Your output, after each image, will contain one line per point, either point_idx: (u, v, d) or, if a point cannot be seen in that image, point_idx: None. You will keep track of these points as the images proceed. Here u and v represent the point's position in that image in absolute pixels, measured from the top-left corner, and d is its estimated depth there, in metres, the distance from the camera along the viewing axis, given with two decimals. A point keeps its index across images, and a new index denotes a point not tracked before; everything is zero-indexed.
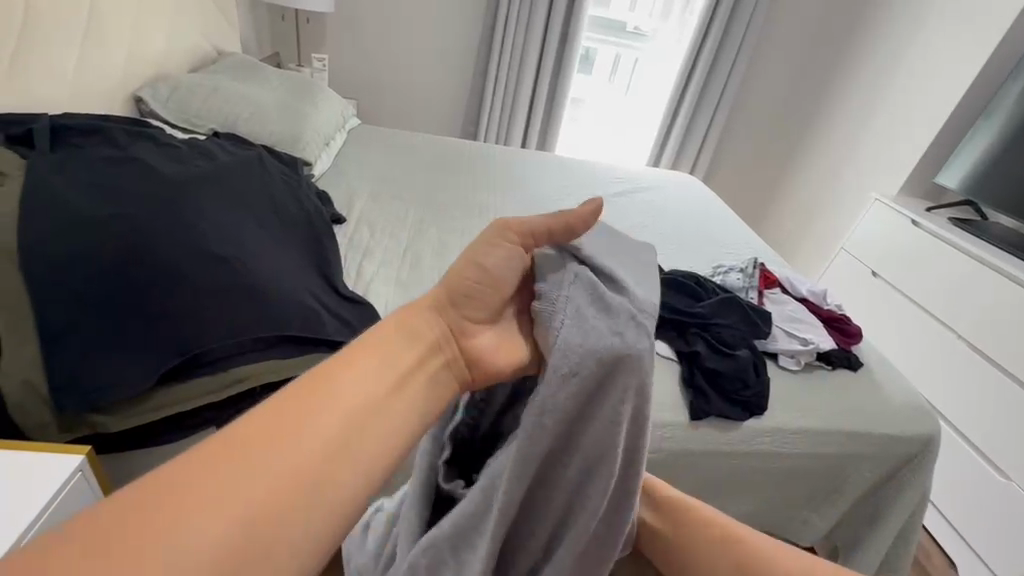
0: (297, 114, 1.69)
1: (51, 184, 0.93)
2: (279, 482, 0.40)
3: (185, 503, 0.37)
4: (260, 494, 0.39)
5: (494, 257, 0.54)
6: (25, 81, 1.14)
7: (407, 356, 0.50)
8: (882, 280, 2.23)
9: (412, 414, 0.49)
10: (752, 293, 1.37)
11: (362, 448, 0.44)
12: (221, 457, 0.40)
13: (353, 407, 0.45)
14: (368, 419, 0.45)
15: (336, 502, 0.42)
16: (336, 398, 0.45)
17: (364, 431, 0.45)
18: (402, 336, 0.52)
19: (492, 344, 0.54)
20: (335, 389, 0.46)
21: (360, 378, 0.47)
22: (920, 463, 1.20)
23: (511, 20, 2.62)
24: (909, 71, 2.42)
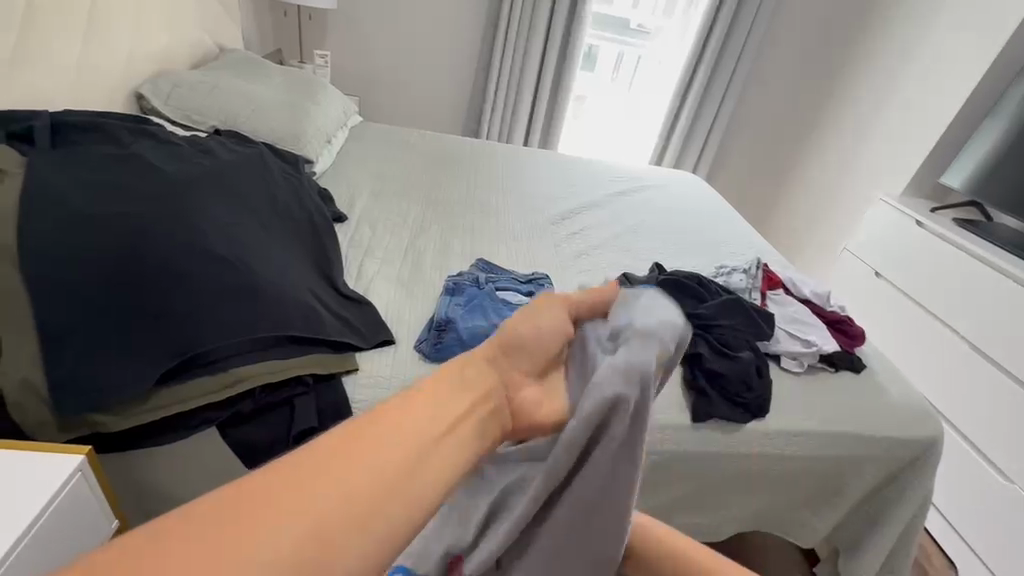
0: (299, 111, 1.68)
1: (53, 182, 0.92)
2: (312, 548, 0.31)
3: (262, 513, 0.31)
4: (321, 528, 0.31)
5: (535, 322, 0.48)
6: (25, 78, 1.13)
7: (468, 404, 0.41)
8: (885, 281, 2.22)
9: (473, 454, 0.40)
10: (755, 295, 1.36)
11: (402, 503, 0.34)
12: (271, 494, 0.32)
13: (393, 459, 0.35)
14: (412, 472, 0.36)
15: (400, 525, 0.34)
16: (426, 417, 0.38)
17: (408, 479, 0.35)
18: (456, 383, 0.42)
19: (532, 321, 0.48)
20: (425, 410, 0.39)
21: (417, 419, 0.38)
22: (922, 466, 1.19)
23: (513, 17, 2.61)
24: (914, 72, 2.40)
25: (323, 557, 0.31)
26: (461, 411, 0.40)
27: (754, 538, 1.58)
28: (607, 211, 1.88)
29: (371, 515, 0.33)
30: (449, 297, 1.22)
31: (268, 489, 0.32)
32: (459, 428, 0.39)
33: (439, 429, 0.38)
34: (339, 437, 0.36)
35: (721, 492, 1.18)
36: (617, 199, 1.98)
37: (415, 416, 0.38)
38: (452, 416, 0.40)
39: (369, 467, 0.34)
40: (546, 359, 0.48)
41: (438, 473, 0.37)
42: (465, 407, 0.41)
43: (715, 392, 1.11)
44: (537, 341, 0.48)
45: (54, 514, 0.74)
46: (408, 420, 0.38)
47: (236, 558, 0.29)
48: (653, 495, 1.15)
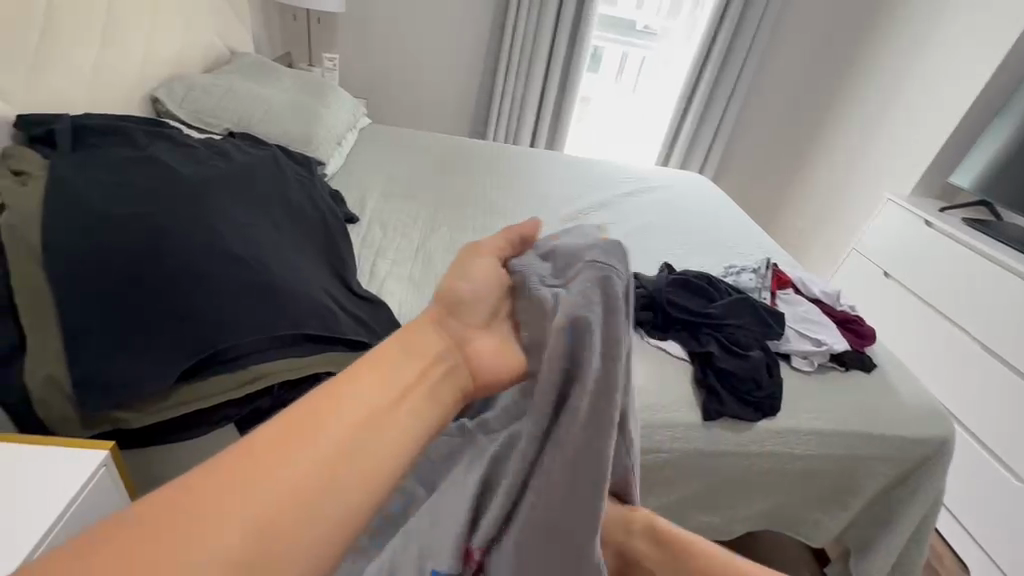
0: (310, 114, 1.70)
1: (75, 184, 0.94)
2: (286, 495, 0.43)
3: (253, 474, 0.44)
4: (295, 485, 0.44)
5: (471, 278, 0.62)
6: (46, 83, 1.15)
7: (412, 374, 0.54)
8: (895, 281, 2.21)
9: (419, 422, 0.53)
10: (765, 294, 1.37)
11: (359, 466, 0.47)
12: (256, 460, 0.45)
13: (351, 431, 0.48)
14: (367, 440, 0.49)
15: (359, 483, 0.47)
16: (369, 388, 0.52)
17: (363, 446, 0.48)
18: (404, 351, 0.56)
19: (471, 280, 0.62)
20: (368, 385, 0.52)
21: (369, 395, 0.51)
22: (933, 465, 1.19)
23: (519, 19, 2.62)
24: (922, 71, 2.39)
25: (299, 503, 0.43)
26: (397, 382, 0.53)
27: (764, 538, 1.58)
28: (614, 211, 1.89)
29: (334, 474, 0.46)
30: None
31: (234, 468, 0.44)
32: (396, 396, 0.52)
33: (381, 396, 0.52)
34: (298, 414, 0.49)
35: (733, 491, 1.19)
36: (625, 199, 1.99)
37: (359, 389, 0.51)
38: (392, 384, 0.53)
39: (323, 432, 0.47)
40: (485, 314, 0.62)
41: (387, 440, 0.50)
42: (398, 378, 0.54)
43: (726, 390, 1.12)
44: (475, 296, 0.62)
45: (79, 507, 0.76)
46: (355, 393, 0.51)
47: (232, 510, 0.41)
48: (665, 494, 1.16)
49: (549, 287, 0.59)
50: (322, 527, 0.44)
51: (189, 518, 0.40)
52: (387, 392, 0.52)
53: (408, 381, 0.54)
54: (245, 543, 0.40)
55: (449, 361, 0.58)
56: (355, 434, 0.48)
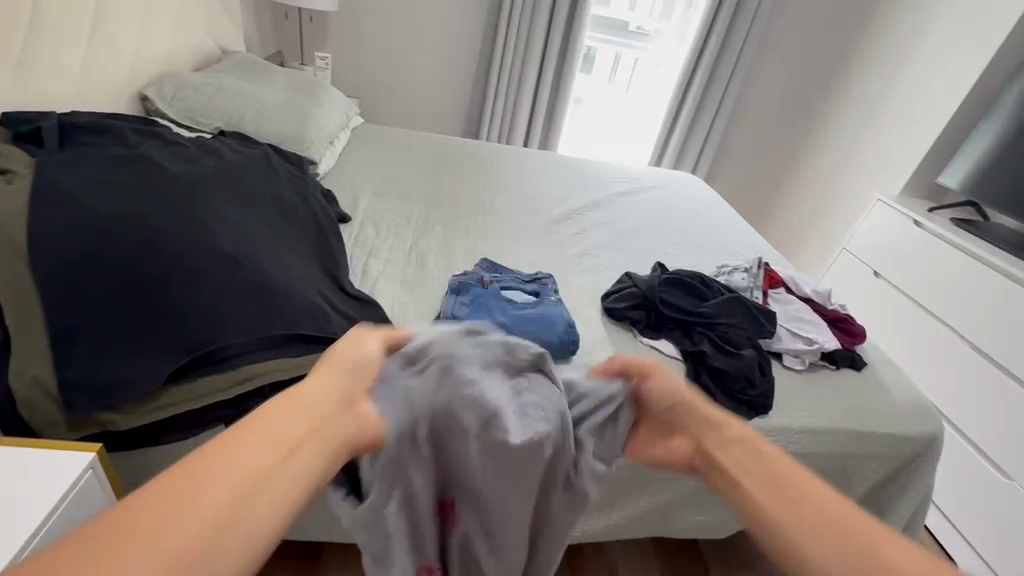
0: (301, 113, 1.69)
1: (62, 182, 0.93)
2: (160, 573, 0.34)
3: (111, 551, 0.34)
4: (163, 559, 0.34)
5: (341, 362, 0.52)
6: (31, 81, 1.14)
7: (310, 420, 0.46)
8: (884, 281, 2.23)
9: (322, 471, 0.44)
10: (757, 293, 1.37)
11: (255, 519, 0.38)
12: (112, 536, 0.34)
13: (244, 479, 0.39)
14: (263, 488, 0.40)
15: (252, 542, 0.38)
16: (275, 424, 0.44)
17: (258, 496, 0.39)
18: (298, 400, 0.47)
19: (347, 354, 0.53)
20: (273, 424, 0.44)
21: (264, 440, 0.42)
22: (923, 463, 1.21)
23: (513, 19, 2.62)
24: (912, 73, 2.42)
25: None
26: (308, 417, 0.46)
27: None
28: (607, 211, 1.89)
29: (222, 536, 0.37)
30: (454, 297, 1.22)
31: (77, 554, 0.33)
32: (308, 432, 0.45)
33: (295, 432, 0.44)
34: (191, 464, 0.39)
35: None
36: (618, 200, 1.99)
37: (265, 424, 0.44)
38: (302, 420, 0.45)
39: (226, 479, 0.39)
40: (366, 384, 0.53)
41: (287, 487, 0.41)
42: (306, 416, 0.46)
43: (719, 389, 1.12)
44: (355, 372, 0.52)
45: (66, 510, 0.75)
46: (263, 429, 0.43)
47: None
48: (659, 493, 1.16)
49: (409, 384, 0.54)
50: None
51: None
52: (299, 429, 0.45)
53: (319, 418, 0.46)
54: None
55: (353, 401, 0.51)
56: (250, 485, 0.39)
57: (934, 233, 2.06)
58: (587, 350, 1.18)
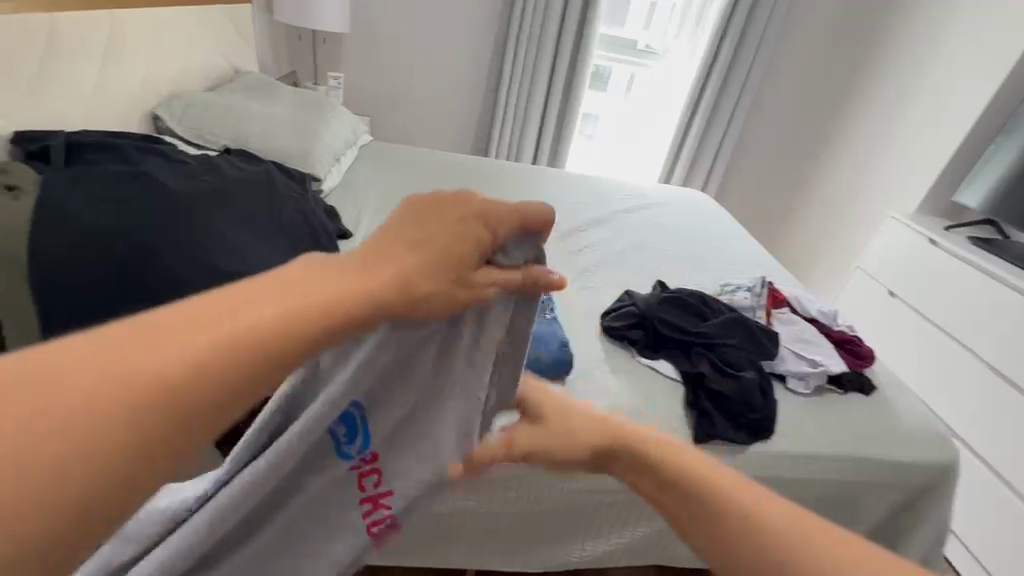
0: (308, 131, 1.73)
1: (65, 200, 0.95)
2: (268, 330, 0.36)
3: (203, 321, 0.35)
4: (218, 339, 0.34)
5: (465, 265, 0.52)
6: (44, 101, 1.17)
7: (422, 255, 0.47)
8: (900, 300, 2.22)
9: (397, 292, 0.44)
10: (760, 313, 1.30)
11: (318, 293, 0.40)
12: (198, 318, 0.35)
13: (316, 293, 0.39)
14: (306, 286, 0.40)
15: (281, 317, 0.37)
16: (321, 281, 0.41)
17: (304, 288, 0.39)
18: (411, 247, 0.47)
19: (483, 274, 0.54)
20: (321, 276, 0.41)
21: (343, 276, 0.42)
22: (936, 494, 1.15)
23: (522, 38, 2.66)
24: (927, 87, 2.39)
25: (233, 341, 0.34)
26: (301, 314, 0.37)
27: None
28: (612, 228, 1.89)
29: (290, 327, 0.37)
30: None
31: (200, 317, 0.35)
32: (317, 320, 0.38)
33: (201, 371, 0.33)
34: (167, 317, 0.35)
35: None
36: (623, 216, 1.99)
37: (313, 274, 0.41)
38: (304, 309, 0.38)
39: (73, 384, 0.30)
40: (437, 266, 0.48)
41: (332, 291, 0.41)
42: (370, 280, 0.43)
43: (718, 412, 1.09)
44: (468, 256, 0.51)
45: None
46: (301, 282, 0.40)
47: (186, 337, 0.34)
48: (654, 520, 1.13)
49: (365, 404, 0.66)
50: (233, 370, 0.34)
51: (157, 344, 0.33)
52: (276, 353, 0.36)
53: (354, 309, 0.41)
54: (185, 372, 0.32)
55: (428, 266, 0.48)
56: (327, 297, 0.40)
57: (964, 259, 1.99)
58: (581, 368, 1.16)
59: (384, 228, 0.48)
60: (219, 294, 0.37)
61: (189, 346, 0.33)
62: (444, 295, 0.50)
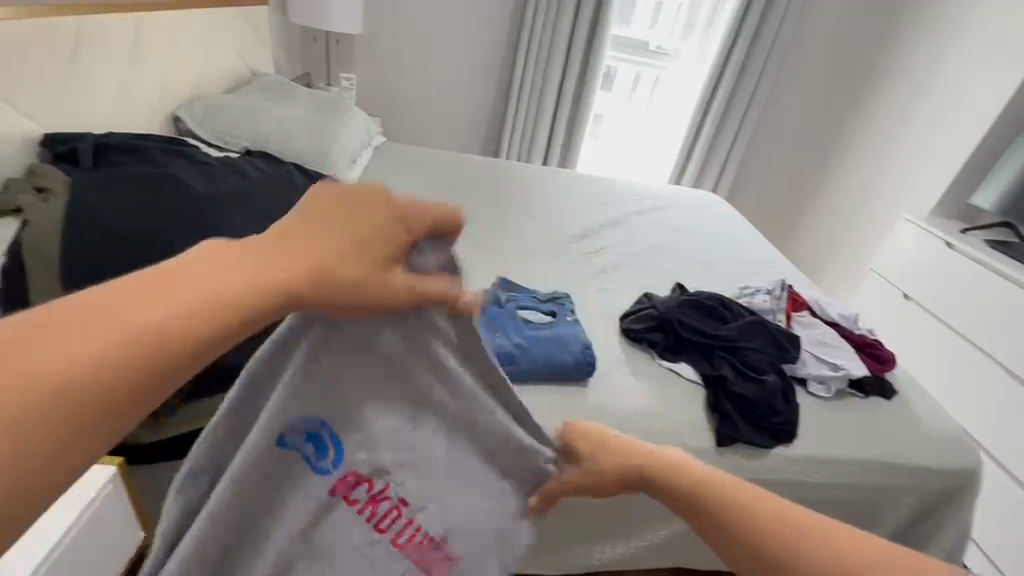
0: (326, 133, 1.74)
1: (95, 201, 0.97)
2: (167, 330, 0.34)
3: (99, 320, 0.33)
4: (112, 342, 0.32)
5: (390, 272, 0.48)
6: (71, 103, 1.19)
7: (346, 240, 0.44)
8: (915, 303, 2.21)
9: (318, 281, 0.42)
10: (780, 316, 1.30)
11: (230, 285, 0.37)
12: (91, 316, 0.33)
13: (225, 285, 0.37)
14: (217, 277, 0.37)
15: (184, 315, 0.35)
16: (221, 271, 0.38)
17: (214, 280, 0.37)
18: (333, 230, 0.44)
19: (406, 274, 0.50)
20: (234, 266, 0.39)
21: (259, 265, 0.40)
22: (958, 498, 1.15)
23: (534, 39, 2.67)
24: (943, 89, 2.38)
25: (128, 342, 0.33)
26: (192, 312, 0.35)
27: None
28: (626, 230, 1.89)
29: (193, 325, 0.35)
30: None
31: (92, 314, 0.33)
32: (213, 317, 0.36)
33: (92, 374, 0.31)
34: (46, 311, 0.32)
35: None
36: (637, 218, 1.99)
37: (225, 263, 0.39)
38: (211, 306, 0.36)
39: None
40: (362, 254, 0.44)
41: (247, 283, 0.38)
42: (289, 270, 0.40)
43: (740, 416, 1.08)
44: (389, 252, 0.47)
45: (87, 521, 0.82)
46: (199, 273, 0.37)
47: (75, 337, 0.32)
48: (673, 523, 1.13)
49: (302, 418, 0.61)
50: (124, 373, 0.32)
51: (41, 345, 0.31)
52: (165, 357, 0.34)
53: (265, 303, 0.39)
54: (74, 376, 0.31)
55: (353, 252, 0.44)
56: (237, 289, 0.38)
57: (975, 259, 2.00)
58: (602, 371, 1.16)
59: (305, 210, 0.44)
60: (116, 287, 0.35)
61: (76, 347, 0.31)
62: (376, 283, 0.46)
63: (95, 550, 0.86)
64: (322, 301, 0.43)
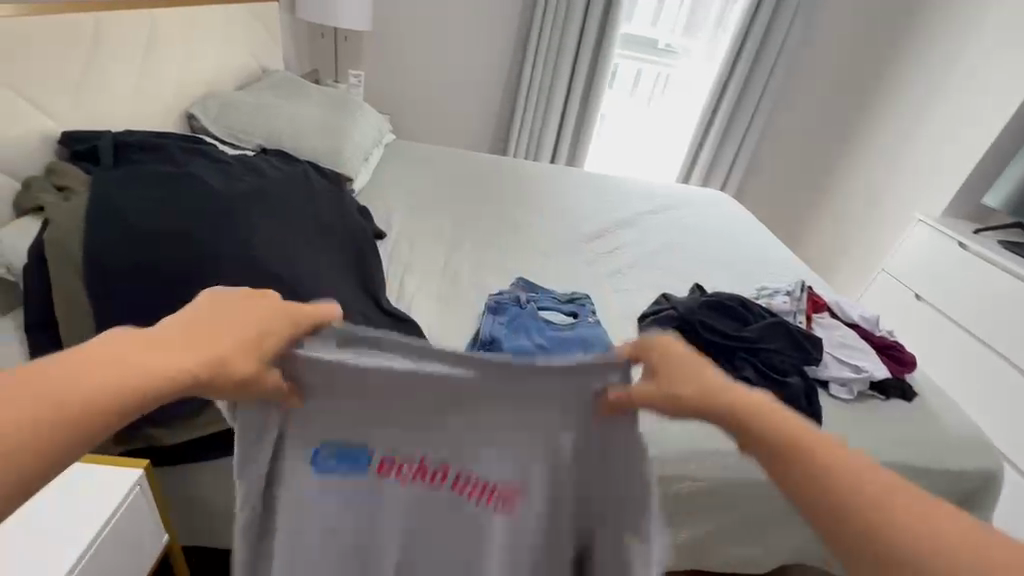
0: (339, 131, 1.73)
1: (116, 198, 0.96)
2: (65, 420, 0.37)
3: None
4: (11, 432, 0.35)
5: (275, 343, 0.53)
6: (90, 101, 1.18)
7: (242, 338, 0.49)
8: (927, 304, 2.20)
9: (215, 376, 0.46)
10: (801, 317, 1.30)
11: (131, 376, 0.41)
12: None
13: (125, 378, 0.41)
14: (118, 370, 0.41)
15: (84, 406, 0.38)
16: (122, 362, 0.41)
17: (114, 373, 0.41)
18: (228, 327, 0.49)
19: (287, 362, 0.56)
20: (134, 356, 0.43)
21: (158, 357, 0.44)
22: (980, 500, 1.15)
23: (545, 35, 2.64)
24: (957, 89, 2.36)
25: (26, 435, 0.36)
26: (103, 393, 0.39)
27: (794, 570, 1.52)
28: (640, 229, 1.89)
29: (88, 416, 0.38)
30: (492, 316, 1.20)
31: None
32: (115, 399, 0.40)
33: None
34: None
35: (769, 522, 1.15)
36: (651, 217, 1.98)
37: (124, 355, 0.42)
38: (111, 397, 0.40)
39: None
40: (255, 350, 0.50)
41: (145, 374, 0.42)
42: (188, 362, 0.45)
43: None
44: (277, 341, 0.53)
45: (117, 525, 0.82)
46: (101, 366, 0.41)
47: None
48: (695, 525, 1.13)
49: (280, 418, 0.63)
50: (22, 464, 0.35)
51: None
52: (70, 435, 0.38)
53: (164, 392, 0.43)
54: None
55: (246, 348, 0.49)
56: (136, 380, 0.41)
57: (985, 257, 2.02)
58: None
59: (198, 311, 0.49)
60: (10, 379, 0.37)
61: None
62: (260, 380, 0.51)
63: (124, 553, 0.86)
64: (218, 390, 0.47)
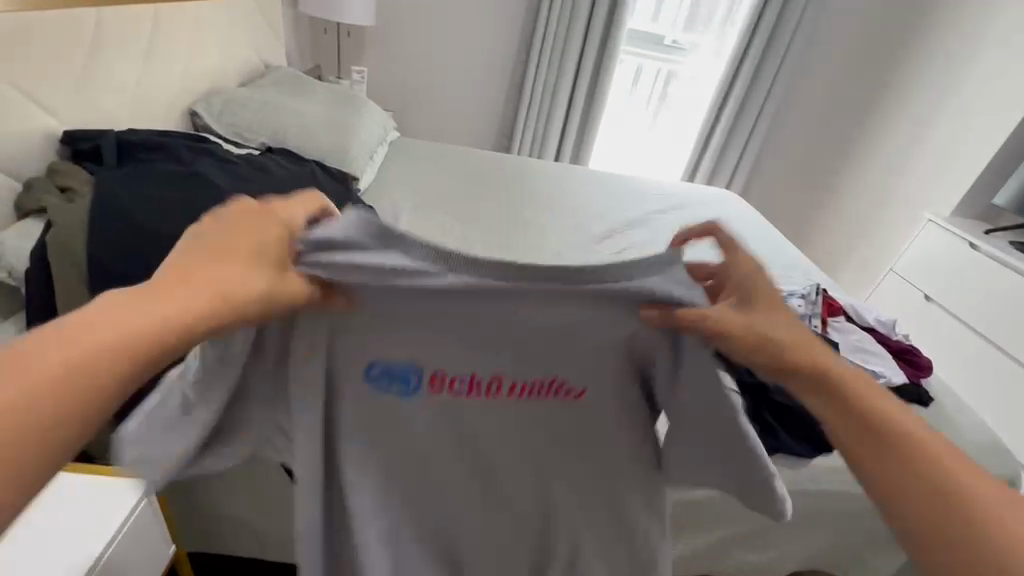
0: (344, 129, 1.70)
1: (123, 200, 0.94)
2: (90, 372, 0.35)
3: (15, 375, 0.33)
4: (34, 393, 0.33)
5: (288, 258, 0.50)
6: (93, 98, 1.16)
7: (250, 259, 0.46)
8: (935, 305, 2.18)
9: (239, 300, 0.43)
10: (816, 321, 1.27)
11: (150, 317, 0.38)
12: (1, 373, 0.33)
13: (144, 319, 0.38)
14: (132, 313, 0.38)
15: (106, 352, 0.36)
16: (135, 306, 0.38)
17: (128, 316, 0.37)
18: (234, 251, 0.45)
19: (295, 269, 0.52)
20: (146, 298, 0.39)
21: (171, 293, 0.40)
22: None
23: (550, 32, 2.61)
24: (968, 88, 2.34)
25: (53, 392, 0.33)
26: (125, 339, 0.36)
27: None
28: (649, 229, 1.86)
29: (116, 362, 0.36)
30: None
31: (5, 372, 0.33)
32: (144, 341, 0.37)
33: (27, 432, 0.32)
34: None
35: (785, 528, 1.13)
36: (659, 216, 1.96)
37: (131, 298, 0.39)
38: (134, 339, 0.37)
39: None
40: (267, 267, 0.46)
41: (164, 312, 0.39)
42: (206, 292, 0.41)
43: (782, 425, 1.06)
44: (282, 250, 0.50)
45: (125, 534, 0.81)
46: (110, 313, 0.37)
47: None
48: (711, 532, 1.11)
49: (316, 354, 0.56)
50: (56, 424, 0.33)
51: None
52: (70, 416, 0.34)
53: (191, 326, 0.40)
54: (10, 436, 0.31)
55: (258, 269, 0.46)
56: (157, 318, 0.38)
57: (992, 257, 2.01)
58: None
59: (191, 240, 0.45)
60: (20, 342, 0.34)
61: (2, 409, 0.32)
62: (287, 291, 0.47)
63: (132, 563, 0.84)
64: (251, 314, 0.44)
